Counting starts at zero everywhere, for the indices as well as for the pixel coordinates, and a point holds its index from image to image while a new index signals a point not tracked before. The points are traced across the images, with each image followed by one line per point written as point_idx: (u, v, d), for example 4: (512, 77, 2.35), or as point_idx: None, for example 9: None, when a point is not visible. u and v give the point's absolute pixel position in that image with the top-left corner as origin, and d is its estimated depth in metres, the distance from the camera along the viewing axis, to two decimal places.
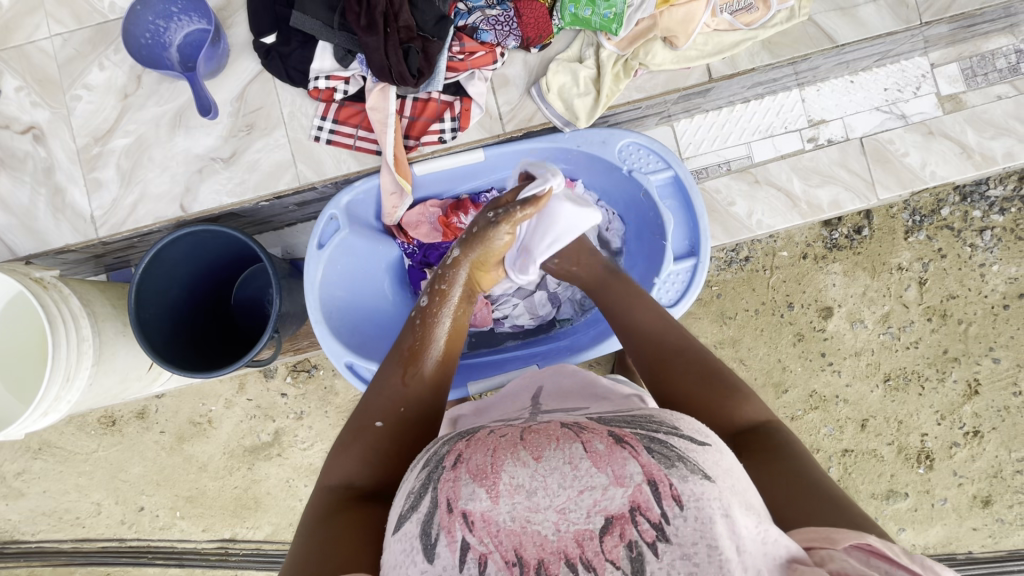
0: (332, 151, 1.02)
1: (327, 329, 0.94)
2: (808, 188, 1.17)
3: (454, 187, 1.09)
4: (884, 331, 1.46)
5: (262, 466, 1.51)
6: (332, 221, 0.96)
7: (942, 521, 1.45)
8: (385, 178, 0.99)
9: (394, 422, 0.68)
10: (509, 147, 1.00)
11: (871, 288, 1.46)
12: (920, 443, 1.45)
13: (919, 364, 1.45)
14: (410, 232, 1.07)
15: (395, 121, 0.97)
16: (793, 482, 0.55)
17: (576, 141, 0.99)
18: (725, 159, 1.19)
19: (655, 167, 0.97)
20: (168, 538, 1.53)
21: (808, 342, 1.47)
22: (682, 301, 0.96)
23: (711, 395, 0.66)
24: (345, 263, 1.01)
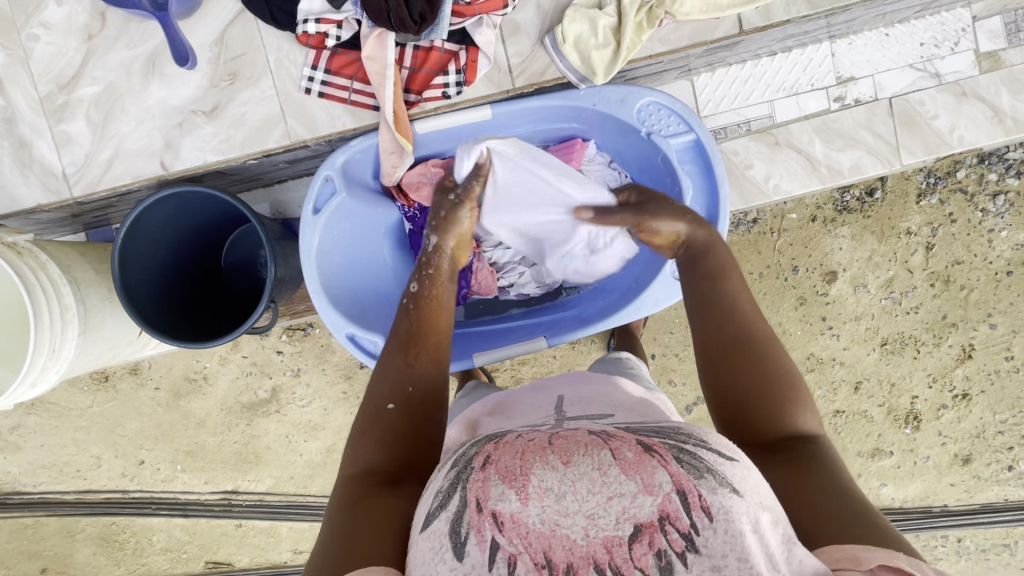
0: (324, 105, 0.94)
1: (325, 300, 0.90)
2: (830, 151, 1.11)
3: (458, 146, 1.02)
4: (886, 296, 1.45)
5: (261, 422, 1.52)
6: (327, 182, 0.90)
7: (922, 477, 1.52)
8: (383, 136, 0.91)
9: (403, 404, 0.66)
10: (518, 104, 0.93)
11: (878, 253, 1.44)
12: (909, 404, 1.48)
13: (917, 329, 1.46)
14: (410, 195, 1.00)
15: (393, 73, 0.88)
16: (834, 488, 0.55)
17: (592, 99, 0.92)
18: (746, 118, 1.12)
19: (676, 129, 0.90)
20: (171, 489, 1.55)
21: (810, 306, 1.46)
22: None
23: (775, 398, 0.62)
24: (345, 229, 0.95)
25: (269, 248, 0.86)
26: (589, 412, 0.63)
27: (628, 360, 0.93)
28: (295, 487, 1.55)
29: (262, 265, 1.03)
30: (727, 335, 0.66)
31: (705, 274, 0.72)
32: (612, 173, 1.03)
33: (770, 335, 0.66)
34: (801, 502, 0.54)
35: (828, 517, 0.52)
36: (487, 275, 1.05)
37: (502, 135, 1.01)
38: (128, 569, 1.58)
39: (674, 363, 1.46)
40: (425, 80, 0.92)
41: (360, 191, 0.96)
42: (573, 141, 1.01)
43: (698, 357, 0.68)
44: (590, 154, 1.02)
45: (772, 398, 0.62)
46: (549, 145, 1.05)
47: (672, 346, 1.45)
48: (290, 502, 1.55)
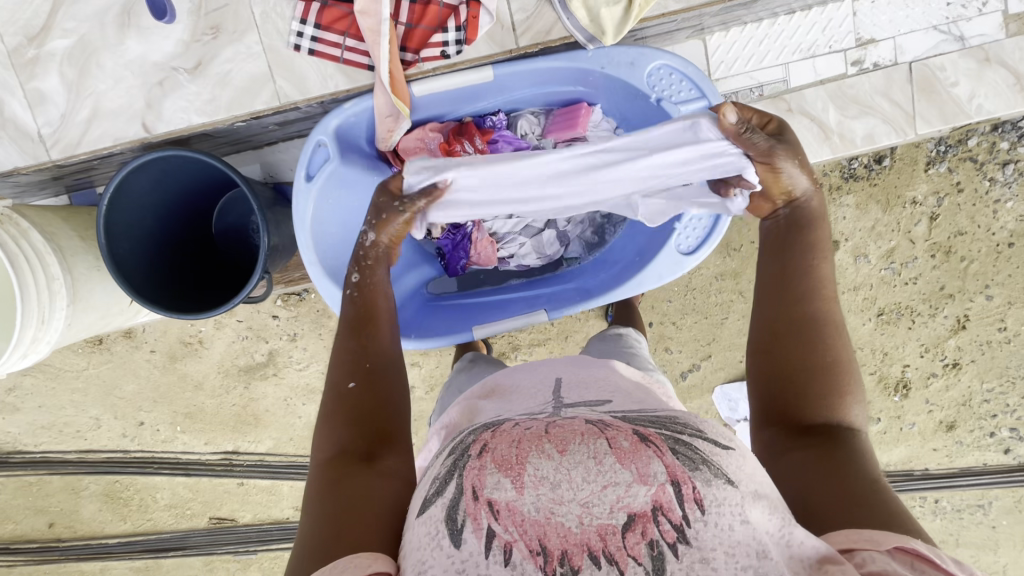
0: (315, 64, 0.88)
1: (320, 271, 0.87)
2: (843, 119, 1.07)
3: (457, 109, 0.97)
4: (886, 266, 1.44)
5: (259, 385, 1.52)
6: (320, 148, 0.86)
7: (906, 442, 1.56)
8: (379, 99, 0.86)
9: (365, 381, 0.68)
10: (522, 65, 0.88)
11: (881, 223, 1.42)
12: (900, 373, 1.51)
13: (914, 299, 1.46)
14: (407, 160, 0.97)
15: (389, 28, 0.82)
16: (858, 477, 0.55)
17: (601, 61, 0.87)
18: (759, 82, 1.07)
19: (688, 96, 0.86)
20: (172, 450, 1.57)
21: None
22: (701, 248, 0.89)
23: (823, 383, 0.62)
24: (341, 197, 0.91)
25: (262, 217, 0.84)
26: (588, 398, 0.63)
27: (627, 335, 0.94)
28: (295, 448, 1.57)
29: (254, 232, 1.00)
30: (792, 315, 0.65)
31: (799, 245, 0.68)
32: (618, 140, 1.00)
33: (837, 323, 0.64)
34: (822, 484, 0.55)
35: (847, 504, 0.53)
36: (486, 246, 1.03)
37: (504, 98, 0.96)
38: (134, 525, 1.63)
39: (671, 331, 1.47)
40: (423, 36, 0.86)
41: (355, 157, 0.91)
42: (579, 105, 0.96)
43: (753, 333, 0.68)
44: (595, 119, 0.98)
45: (820, 384, 0.62)
46: (553, 108, 1.00)
47: (669, 314, 1.45)
48: (290, 462, 1.58)
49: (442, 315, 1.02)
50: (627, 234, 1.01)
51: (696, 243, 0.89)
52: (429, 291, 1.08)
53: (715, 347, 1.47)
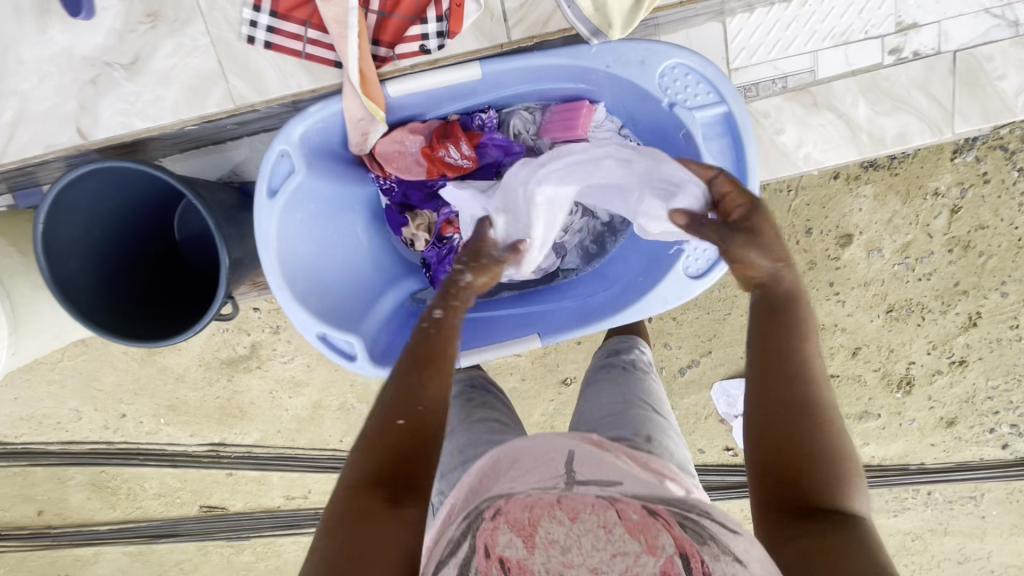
0: (272, 61, 0.88)
1: (288, 297, 0.75)
2: (874, 116, 0.97)
3: (441, 107, 0.87)
4: (900, 262, 1.37)
5: (243, 378, 1.47)
6: (283, 159, 0.75)
7: (904, 438, 1.54)
8: (350, 102, 0.78)
9: (414, 419, 0.65)
10: (519, 62, 0.78)
11: (899, 215, 1.33)
12: (905, 370, 1.46)
13: (926, 296, 1.39)
14: (387, 167, 0.87)
15: (359, 19, 0.75)
16: (867, 562, 0.51)
17: (606, 60, 0.78)
18: (783, 73, 0.96)
19: (705, 99, 0.77)
20: (157, 441, 1.54)
21: (819, 271, 1.38)
22: (712, 272, 0.81)
23: (822, 463, 0.59)
24: (311, 213, 0.81)
25: (223, 241, 0.73)
26: (601, 475, 0.60)
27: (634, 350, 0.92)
28: (283, 439, 1.54)
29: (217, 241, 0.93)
30: (785, 392, 0.62)
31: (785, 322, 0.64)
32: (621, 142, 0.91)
33: (827, 400, 0.61)
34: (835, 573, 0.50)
35: None
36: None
37: (498, 94, 0.86)
38: (124, 512, 1.62)
39: (672, 327, 1.41)
40: (401, 27, 0.81)
41: (325, 163, 0.81)
42: (579, 103, 0.87)
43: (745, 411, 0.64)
44: (598, 118, 0.89)
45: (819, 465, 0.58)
46: (551, 103, 0.91)
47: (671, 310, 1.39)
48: (278, 453, 1.56)
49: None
50: (626, 252, 0.95)
51: (705, 266, 0.81)
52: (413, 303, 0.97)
53: (716, 344, 1.41)
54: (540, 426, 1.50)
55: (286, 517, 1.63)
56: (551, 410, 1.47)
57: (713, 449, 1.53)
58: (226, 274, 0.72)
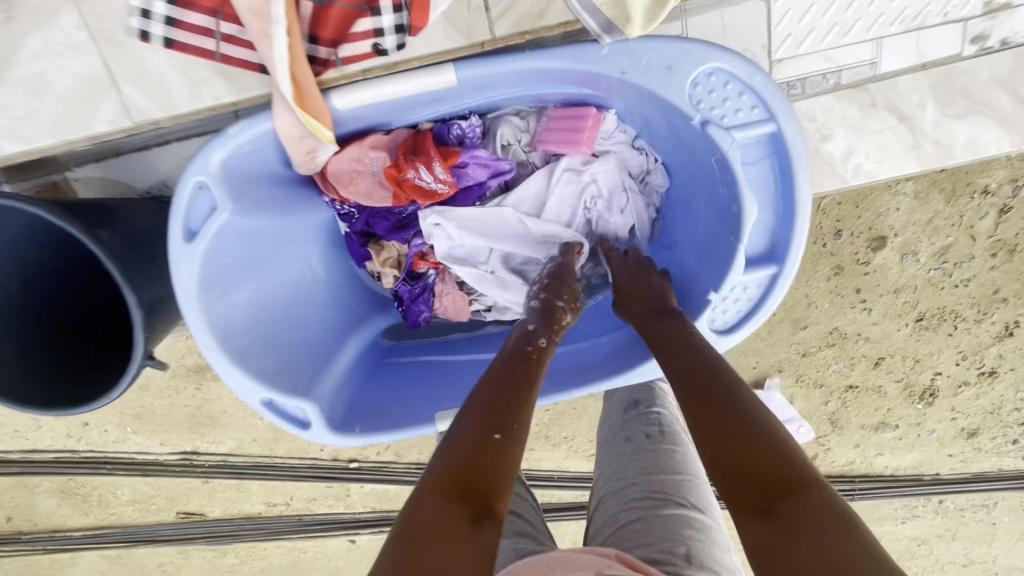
0: (175, 63, 0.80)
1: (225, 359, 0.70)
2: (943, 121, 0.88)
3: (393, 119, 0.78)
4: (937, 267, 1.23)
5: (212, 387, 1.35)
6: (202, 191, 0.67)
7: (921, 448, 1.45)
8: (286, 119, 0.68)
9: (507, 439, 0.60)
10: (521, 63, 0.70)
11: (941, 216, 1.18)
12: (929, 381, 1.35)
13: (961, 304, 1.26)
14: (342, 189, 0.80)
15: (285, 9, 0.63)
16: (819, 533, 0.46)
17: (624, 65, 0.70)
18: (837, 66, 0.85)
19: (749, 116, 0.70)
20: (126, 449, 1.44)
21: (846, 277, 1.24)
22: (742, 325, 0.78)
23: (752, 448, 0.54)
24: (244, 250, 0.74)
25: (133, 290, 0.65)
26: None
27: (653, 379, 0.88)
28: (260, 448, 1.44)
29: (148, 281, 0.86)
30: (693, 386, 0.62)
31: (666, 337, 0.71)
32: (636, 157, 0.87)
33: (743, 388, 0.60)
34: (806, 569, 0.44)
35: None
36: (456, 299, 0.94)
37: (489, 98, 0.79)
38: (98, 518, 1.54)
39: None
40: (348, 22, 0.71)
41: (253, 189, 0.73)
42: (586, 111, 0.79)
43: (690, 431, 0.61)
44: (607, 128, 0.83)
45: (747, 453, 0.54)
46: (547, 107, 0.83)
47: None
48: (255, 462, 1.47)
49: (398, 376, 0.88)
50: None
51: (732, 320, 0.79)
52: (382, 341, 0.95)
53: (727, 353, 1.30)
54: (534, 437, 1.40)
55: (267, 524, 1.56)
56: (545, 420, 1.37)
57: None
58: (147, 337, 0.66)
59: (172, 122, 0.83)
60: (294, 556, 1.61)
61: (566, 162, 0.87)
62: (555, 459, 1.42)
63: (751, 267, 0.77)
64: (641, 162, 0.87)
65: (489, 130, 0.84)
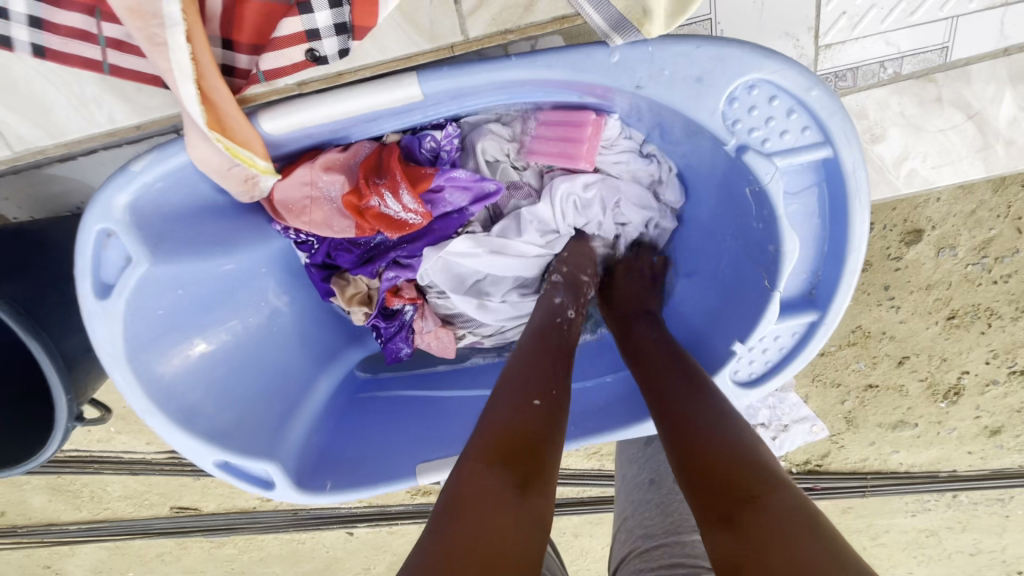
0: (54, 77, 0.68)
1: (166, 422, 0.66)
2: (1019, 115, 0.76)
3: (349, 133, 0.68)
4: (975, 262, 1.11)
5: None
6: (113, 238, 0.61)
7: (939, 446, 1.38)
8: (207, 151, 0.57)
9: (546, 403, 0.55)
10: (506, 71, 0.60)
11: (985, 207, 1.06)
12: (955, 380, 1.26)
13: (997, 301, 1.16)
14: (297, 217, 0.71)
15: (182, 5, 0.50)
16: (781, 539, 0.41)
17: (637, 76, 0.59)
18: (898, 51, 0.72)
19: (798, 140, 0.59)
20: (112, 449, 1.40)
21: (874, 273, 1.13)
22: (768, 377, 0.72)
23: (715, 452, 0.50)
24: (182, 296, 0.68)
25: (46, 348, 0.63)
26: None
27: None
28: None
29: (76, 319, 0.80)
30: (661, 391, 0.60)
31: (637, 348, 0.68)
32: (646, 166, 0.76)
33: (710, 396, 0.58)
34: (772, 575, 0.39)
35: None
36: (440, 336, 0.85)
37: (465, 105, 0.67)
38: (91, 512, 1.52)
39: None
40: (268, 22, 0.60)
41: (181, 231, 0.65)
42: (584, 117, 0.68)
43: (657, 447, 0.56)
44: (611, 135, 0.72)
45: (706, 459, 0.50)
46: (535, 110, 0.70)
47: None
48: None
49: (380, 415, 0.82)
50: None
51: (755, 369, 0.72)
52: (359, 375, 0.89)
53: None
54: None
55: (263, 518, 1.53)
56: None
57: None
58: (66, 402, 0.65)
59: (61, 150, 0.74)
60: (291, 547, 1.58)
61: (570, 189, 0.76)
62: None
63: (784, 313, 0.69)
64: (652, 170, 0.76)
65: (469, 144, 0.74)
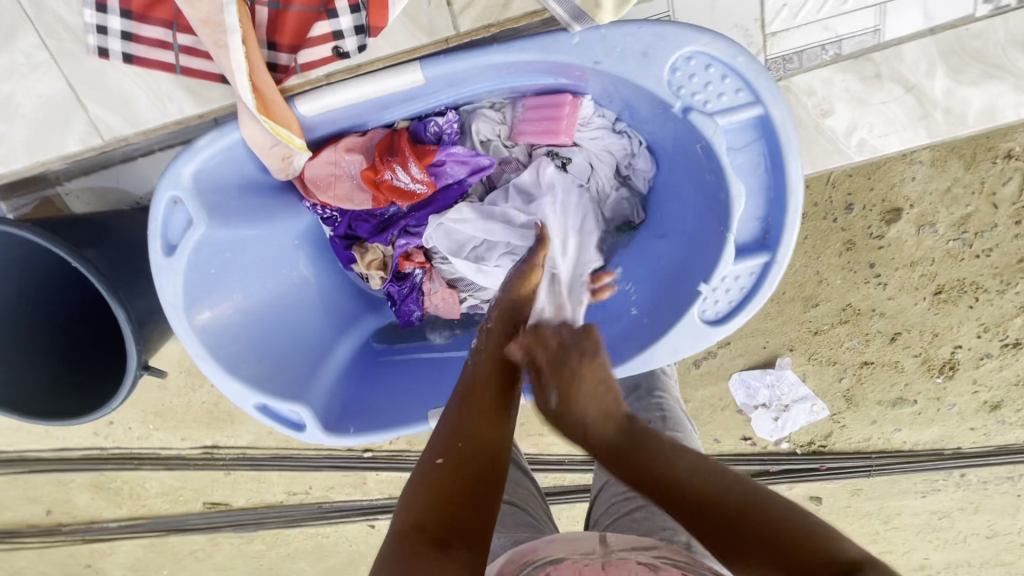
0: (139, 80, 0.82)
1: (217, 368, 0.76)
2: (953, 87, 0.85)
3: (362, 120, 0.79)
4: (956, 237, 1.17)
5: None
6: (178, 206, 0.71)
7: (941, 423, 1.41)
8: (250, 131, 0.70)
9: (458, 455, 0.57)
10: (490, 57, 0.71)
11: (960, 183, 1.13)
12: (948, 354, 1.30)
13: (982, 274, 1.21)
14: (321, 192, 0.81)
15: (239, 19, 0.66)
16: None
17: (595, 54, 0.70)
18: (837, 35, 0.84)
19: (734, 101, 0.69)
20: (150, 445, 1.50)
21: (858, 252, 1.20)
22: (733, 316, 0.77)
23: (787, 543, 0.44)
24: (229, 259, 0.78)
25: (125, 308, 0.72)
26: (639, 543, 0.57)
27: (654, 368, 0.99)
28: (277, 441, 1.50)
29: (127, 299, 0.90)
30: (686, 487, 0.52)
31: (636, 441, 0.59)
32: (619, 140, 0.85)
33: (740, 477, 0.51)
34: None
35: None
36: (446, 296, 0.93)
37: (461, 92, 0.79)
38: (130, 510, 1.61)
39: None
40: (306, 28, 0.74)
41: (233, 201, 0.76)
42: (562, 98, 0.79)
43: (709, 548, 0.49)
44: (586, 115, 0.81)
45: (776, 561, 0.44)
46: (521, 97, 0.82)
47: None
48: (274, 454, 1.52)
49: (398, 375, 0.91)
50: (622, 279, 0.91)
51: (721, 309, 0.77)
52: (376, 345, 0.97)
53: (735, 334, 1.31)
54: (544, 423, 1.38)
55: (289, 511, 1.60)
56: None
57: (730, 439, 1.43)
58: (136, 350, 0.72)
59: (141, 138, 0.85)
60: (316, 542, 1.64)
61: (560, 172, 0.88)
62: (567, 444, 1.41)
63: (740, 256, 0.75)
64: (625, 145, 0.85)
65: (466, 127, 0.84)
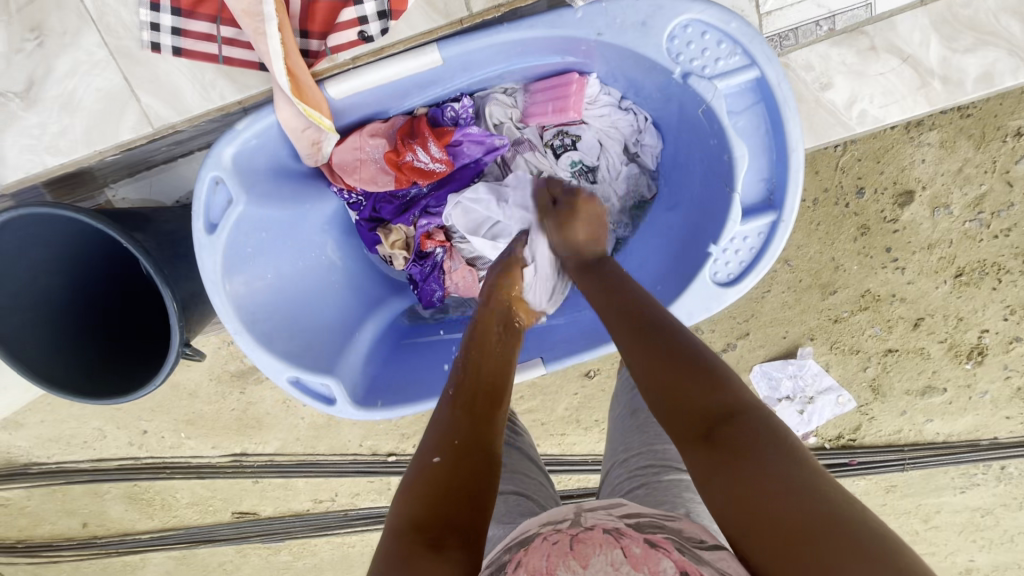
0: (185, 74, 0.88)
1: (252, 342, 0.80)
2: (948, 55, 0.89)
3: (387, 106, 0.86)
4: (972, 218, 1.17)
5: (255, 389, 1.46)
6: (219, 186, 0.77)
7: (975, 412, 1.37)
8: (285, 111, 0.76)
9: (451, 454, 0.59)
10: (502, 35, 0.76)
11: (971, 163, 1.13)
12: (976, 339, 1.28)
13: (1003, 255, 1.19)
14: (348, 176, 0.87)
15: (275, 8, 0.71)
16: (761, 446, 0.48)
17: (599, 27, 0.75)
18: (829, 12, 0.88)
19: (730, 64, 0.73)
20: (182, 454, 1.54)
21: (873, 236, 1.20)
22: (745, 275, 0.79)
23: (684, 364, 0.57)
24: (263, 238, 0.83)
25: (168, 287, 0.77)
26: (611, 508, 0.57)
27: None
28: (303, 447, 1.53)
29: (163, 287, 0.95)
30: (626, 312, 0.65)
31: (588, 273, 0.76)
32: (625, 117, 0.90)
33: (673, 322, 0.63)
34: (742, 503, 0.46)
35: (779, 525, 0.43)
36: (465, 275, 0.97)
37: (476, 75, 0.85)
38: (161, 521, 1.64)
39: None
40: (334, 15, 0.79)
41: (267, 183, 0.82)
42: (569, 78, 0.85)
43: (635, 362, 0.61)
44: (592, 93, 0.87)
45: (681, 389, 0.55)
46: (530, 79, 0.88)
47: None
48: (299, 460, 1.54)
49: (424, 354, 0.95)
50: (635, 254, 0.95)
51: (734, 270, 0.80)
52: (400, 329, 1.01)
53: (754, 324, 1.31)
54: (564, 422, 1.35)
55: (316, 520, 1.62)
56: (575, 404, 1.33)
57: None
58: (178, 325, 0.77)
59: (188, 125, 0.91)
60: (342, 552, 1.64)
61: (573, 155, 0.93)
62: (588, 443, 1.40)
63: (749, 216, 0.78)
64: (631, 121, 0.91)
65: (480, 111, 0.90)
